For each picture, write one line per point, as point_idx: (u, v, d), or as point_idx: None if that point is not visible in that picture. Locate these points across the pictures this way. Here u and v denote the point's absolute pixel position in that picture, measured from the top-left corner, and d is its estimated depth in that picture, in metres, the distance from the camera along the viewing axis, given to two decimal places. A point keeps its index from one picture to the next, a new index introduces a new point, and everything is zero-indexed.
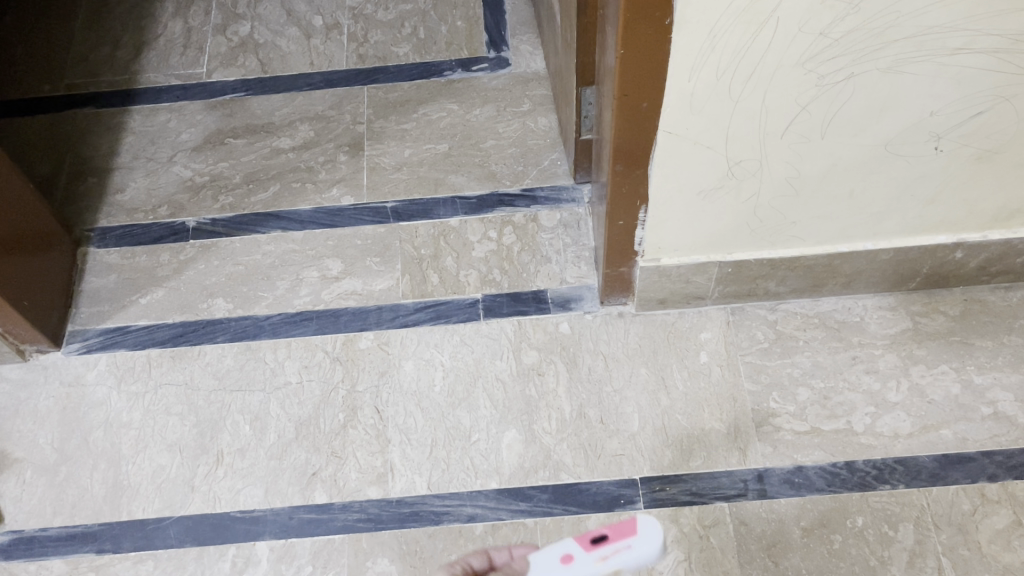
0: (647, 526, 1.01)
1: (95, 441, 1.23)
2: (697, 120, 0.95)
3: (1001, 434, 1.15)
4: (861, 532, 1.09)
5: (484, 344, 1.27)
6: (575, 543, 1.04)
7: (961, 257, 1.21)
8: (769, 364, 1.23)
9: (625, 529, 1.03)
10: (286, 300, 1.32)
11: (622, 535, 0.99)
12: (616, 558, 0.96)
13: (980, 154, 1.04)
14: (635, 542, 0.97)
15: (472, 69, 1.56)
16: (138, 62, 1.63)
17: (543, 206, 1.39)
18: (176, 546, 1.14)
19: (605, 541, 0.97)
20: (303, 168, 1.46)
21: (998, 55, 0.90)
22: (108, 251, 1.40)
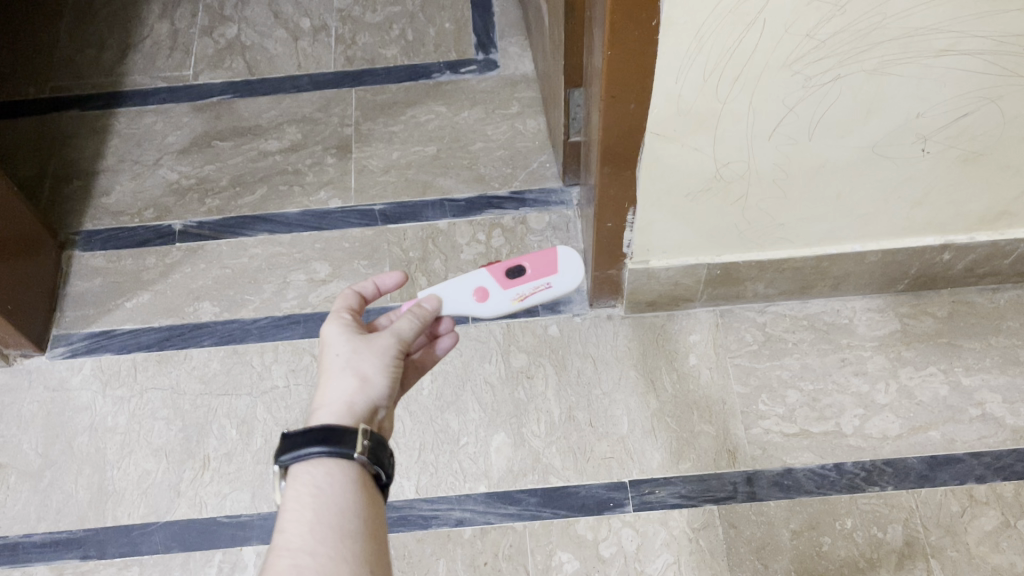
0: (565, 264, 0.94)
1: (79, 446, 1.21)
2: (685, 122, 0.95)
3: (989, 436, 1.15)
4: (851, 534, 1.09)
5: (473, 348, 1.27)
6: (493, 278, 0.93)
7: (948, 259, 1.21)
8: (758, 366, 1.23)
9: (546, 263, 0.94)
10: (273, 303, 1.31)
11: (539, 271, 0.94)
12: (533, 293, 0.94)
13: (967, 156, 1.04)
14: (551, 278, 0.93)
15: (460, 71, 1.56)
16: (124, 64, 1.62)
17: (532, 208, 1.39)
18: (162, 552, 1.13)
19: (519, 279, 0.93)
20: (291, 171, 1.45)
21: (984, 56, 0.90)
22: (94, 254, 1.38)
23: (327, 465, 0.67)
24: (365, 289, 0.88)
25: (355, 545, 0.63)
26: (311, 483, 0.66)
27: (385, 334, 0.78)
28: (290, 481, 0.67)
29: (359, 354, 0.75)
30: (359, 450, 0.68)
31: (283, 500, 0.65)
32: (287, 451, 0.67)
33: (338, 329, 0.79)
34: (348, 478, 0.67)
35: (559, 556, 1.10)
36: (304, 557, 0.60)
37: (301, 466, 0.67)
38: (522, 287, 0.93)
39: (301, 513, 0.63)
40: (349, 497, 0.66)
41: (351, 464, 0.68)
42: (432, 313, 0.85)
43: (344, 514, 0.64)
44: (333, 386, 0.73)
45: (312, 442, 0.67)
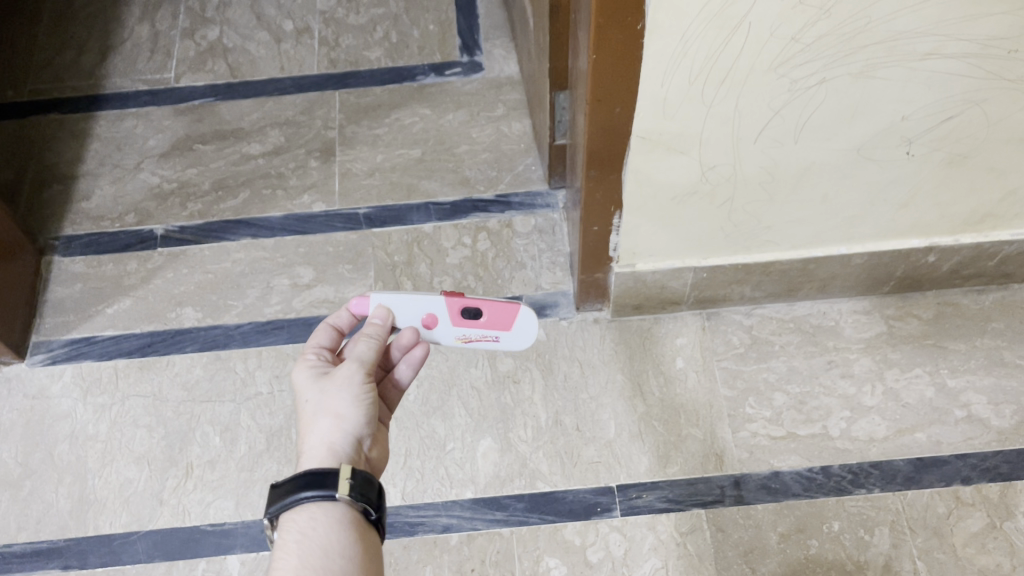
0: (522, 327, 0.89)
1: (60, 455, 1.19)
2: (671, 125, 0.95)
3: (975, 437, 1.15)
4: (838, 536, 1.09)
5: (459, 352, 1.26)
6: (447, 312, 0.87)
7: (934, 261, 1.21)
8: (744, 369, 1.23)
9: (503, 318, 0.88)
10: (256, 308, 1.30)
11: (493, 324, 0.89)
12: (479, 339, 0.90)
13: (951, 159, 1.04)
14: (501, 334, 0.90)
15: (445, 74, 1.55)
16: (104, 66, 1.60)
17: (517, 212, 1.38)
18: (145, 561, 1.11)
19: (471, 322, 0.88)
20: (274, 174, 1.44)
21: (968, 59, 0.90)
22: (74, 259, 1.36)
23: (312, 508, 0.68)
24: (341, 317, 0.86)
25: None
26: (297, 528, 0.67)
27: (349, 363, 0.78)
28: (279, 528, 0.68)
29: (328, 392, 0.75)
30: (342, 491, 0.68)
31: (273, 548, 0.67)
32: (273, 502, 0.69)
33: (306, 372, 0.80)
34: (333, 517, 0.67)
35: (546, 562, 1.09)
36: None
37: (288, 512, 0.68)
38: (469, 331, 0.88)
39: (288, 558, 0.64)
40: (335, 537, 0.66)
41: (337, 504, 0.68)
42: (385, 328, 0.83)
43: (331, 554, 0.65)
44: (312, 431, 0.74)
45: (295, 490, 0.68)
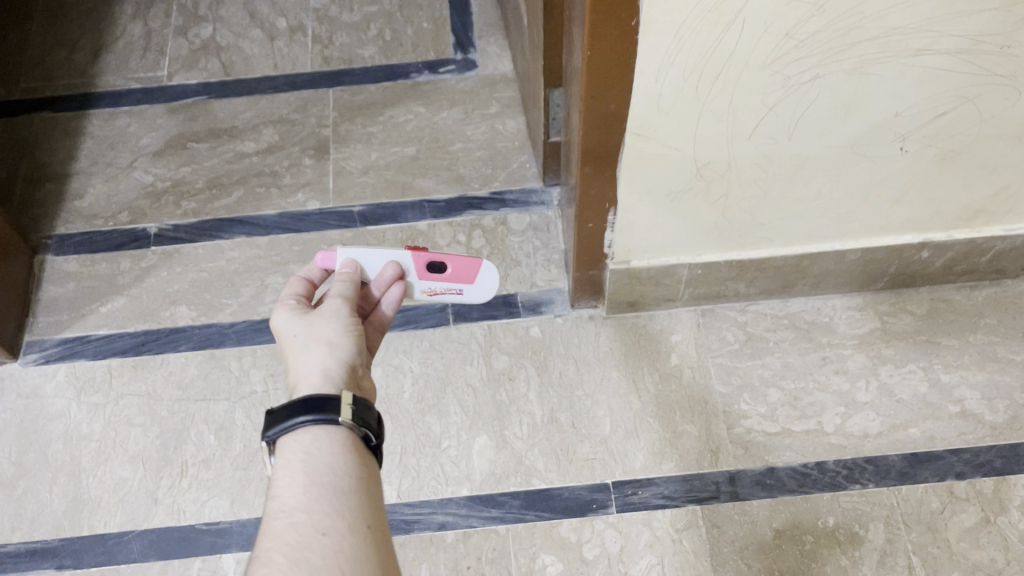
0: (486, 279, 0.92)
1: (54, 454, 1.19)
2: (665, 122, 0.95)
3: (968, 432, 1.16)
4: (833, 532, 1.09)
5: (454, 350, 1.26)
6: (411, 265, 0.88)
7: (927, 257, 1.22)
8: (739, 366, 1.23)
9: (467, 271, 0.91)
10: (251, 307, 1.30)
11: (456, 277, 0.91)
12: (445, 292, 0.92)
13: (943, 155, 1.05)
14: (466, 287, 0.92)
15: (439, 71, 1.55)
16: (97, 65, 1.60)
17: (512, 209, 1.38)
18: (140, 560, 1.11)
19: (436, 276, 0.90)
20: (268, 173, 1.43)
21: (960, 55, 0.90)
22: (67, 258, 1.36)
23: (314, 431, 0.68)
24: (313, 273, 0.87)
25: (350, 500, 0.63)
26: (299, 450, 0.66)
27: (332, 301, 0.79)
28: (278, 452, 0.68)
29: (316, 324, 0.76)
30: (344, 415, 0.68)
31: (274, 471, 0.66)
32: (272, 427, 0.68)
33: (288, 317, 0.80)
34: (335, 440, 0.68)
35: (542, 559, 1.09)
36: (299, 515, 0.61)
37: (289, 437, 0.68)
38: (434, 285, 0.90)
39: (292, 476, 0.64)
40: (339, 457, 0.66)
41: (338, 428, 0.69)
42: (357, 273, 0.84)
43: (336, 473, 0.65)
44: (303, 363, 0.74)
45: (294, 414, 0.68)
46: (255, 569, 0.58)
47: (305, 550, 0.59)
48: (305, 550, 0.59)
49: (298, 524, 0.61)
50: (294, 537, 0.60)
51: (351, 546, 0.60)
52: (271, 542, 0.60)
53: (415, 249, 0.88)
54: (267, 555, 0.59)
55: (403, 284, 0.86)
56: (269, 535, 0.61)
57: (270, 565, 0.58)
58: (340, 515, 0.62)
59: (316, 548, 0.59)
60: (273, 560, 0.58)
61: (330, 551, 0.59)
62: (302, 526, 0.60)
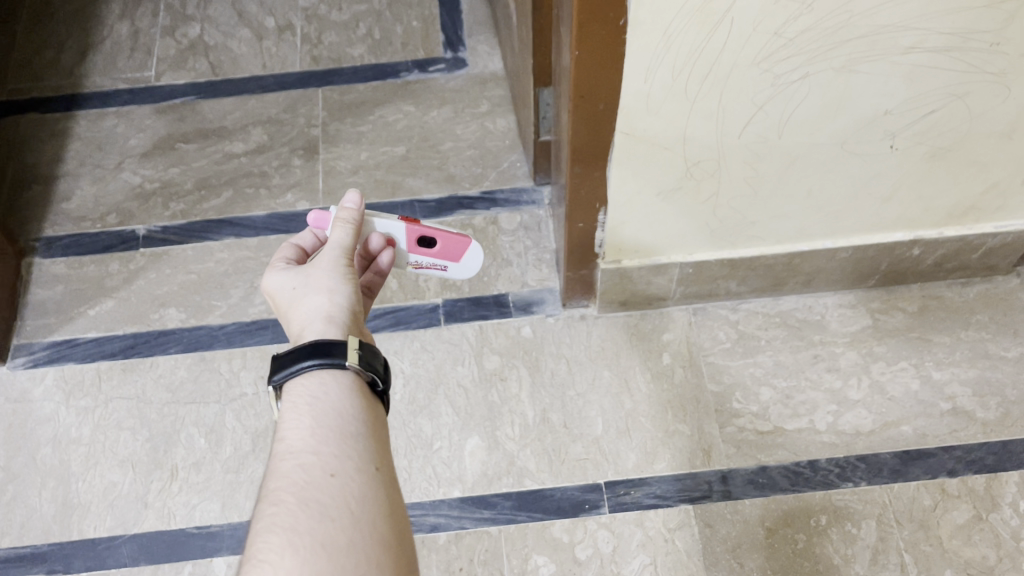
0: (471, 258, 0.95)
1: (42, 459, 1.18)
2: (654, 121, 0.94)
3: (960, 429, 1.16)
4: (825, 530, 1.09)
5: (445, 350, 1.25)
6: (403, 238, 0.90)
7: (918, 253, 1.22)
8: (731, 364, 1.23)
9: (453, 249, 0.93)
10: (240, 308, 1.29)
11: (443, 254, 0.93)
12: (429, 266, 0.95)
13: (933, 153, 1.04)
14: (450, 265, 0.95)
15: (429, 70, 1.54)
16: (83, 65, 1.58)
17: (503, 208, 1.37)
18: (130, 565, 1.10)
19: (424, 251, 0.92)
20: (257, 173, 1.43)
21: (948, 53, 0.90)
22: (55, 261, 1.35)
23: (320, 375, 0.67)
24: (305, 240, 0.88)
25: (358, 443, 0.63)
26: (306, 393, 0.66)
27: (327, 250, 0.78)
28: (284, 396, 0.67)
29: (313, 274, 0.76)
30: (351, 360, 0.68)
31: (280, 414, 0.66)
32: (277, 370, 0.68)
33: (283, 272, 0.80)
34: (342, 384, 0.67)
35: (534, 560, 1.09)
36: (308, 457, 0.61)
37: (295, 381, 0.68)
38: (421, 259, 0.93)
39: (299, 419, 0.63)
40: (346, 401, 0.66)
41: (345, 372, 0.68)
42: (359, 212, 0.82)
43: (343, 416, 0.64)
44: (305, 313, 0.74)
45: (300, 359, 0.67)
46: (262, 509, 0.58)
47: (313, 491, 0.58)
48: (313, 490, 0.58)
49: (306, 465, 0.60)
50: (302, 478, 0.59)
51: (360, 487, 0.59)
52: (279, 482, 0.59)
53: (408, 220, 0.89)
54: (274, 495, 0.58)
55: (393, 249, 0.89)
56: (277, 476, 0.60)
57: (278, 505, 0.57)
58: (349, 458, 0.61)
59: (325, 488, 0.58)
60: (281, 501, 0.58)
61: (339, 492, 0.58)
62: (310, 467, 0.60)
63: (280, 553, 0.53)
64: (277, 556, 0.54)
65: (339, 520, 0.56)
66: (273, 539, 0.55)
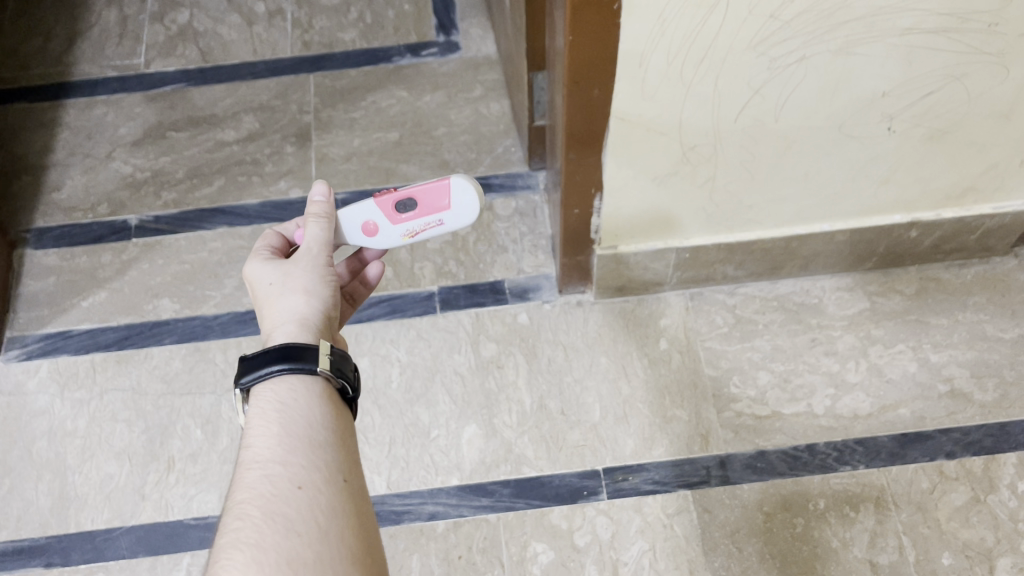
0: (458, 198, 0.84)
1: (38, 452, 1.17)
2: (649, 106, 0.93)
3: (958, 412, 1.15)
4: (824, 514, 1.09)
5: (442, 338, 1.25)
6: (378, 211, 0.85)
7: (916, 236, 1.21)
8: (729, 349, 1.23)
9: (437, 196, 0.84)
10: (235, 298, 1.28)
11: (429, 208, 0.85)
12: (427, 228, 0.86)
13: (932, 134, 1.03)
14: (444, 217, 0.84)
15: (421, 54, 1.52)
16: (71, 53, 1.56)
17: (498, 194, 1.37)
18: (128, 557, 1.09)
19: (410, 214, 0.85)
20: (249, 161, 1.41)
21: (946, 34, 0.89)
22: (47, 252, 1.33)
23: (290, 381, 0.68)
24: (289, 224, 0.86)
25: (327, 454, 0.63)
26: (275, 399, 0.66)
27: (307, 249, 0.79)
28: (253, 399, 0.67)
29: (293, 273, 0.76)
30: (322, 365, 0.68)
31: (247, 420, 0.66)
32: (245, 374, 0.68)
33: (264, 262, 0.79)
34: (313, 391, 0.68)
35: (533, 547, 1.09)
36: (275, 468, 0.61)
37: (263, 385, 0.68)
38: (411, 222, 0.85)
39: (268, 427, 0.64)
40: (315, 409, 0.66)
41: (315, 378, 0.68)
42: (329, 203, 0.80)
43: (312, 424, 0.65)
44: (279, 310, 0.74)
45: (269, 363, 0.68)
46: (228, 522, 0.58)
47: (281, 504, 0.58)
48: (280, 503, 0.58)
49: (272, 476, 0.60)
50: (268, 491, 0.59)
51: (328, 501, 0.59)
52: (244, 494, 0.59)
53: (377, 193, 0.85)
54: (240, 509, 0.58)
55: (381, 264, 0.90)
56: (244, 487, 0.60)
57: (244, 519, 0.57)
58: (317, 470, 0.61)
59: (291, 502, 0.58)
60: (246, 514, 0.58)
61: (306, 505, 0.58)
62: (276, 479, 0.60)
63: (244, 569, 0.53)
64: (240, 572, 0.53)
65: (306, 535, 0.56)
66: (237, 555, 0.55)
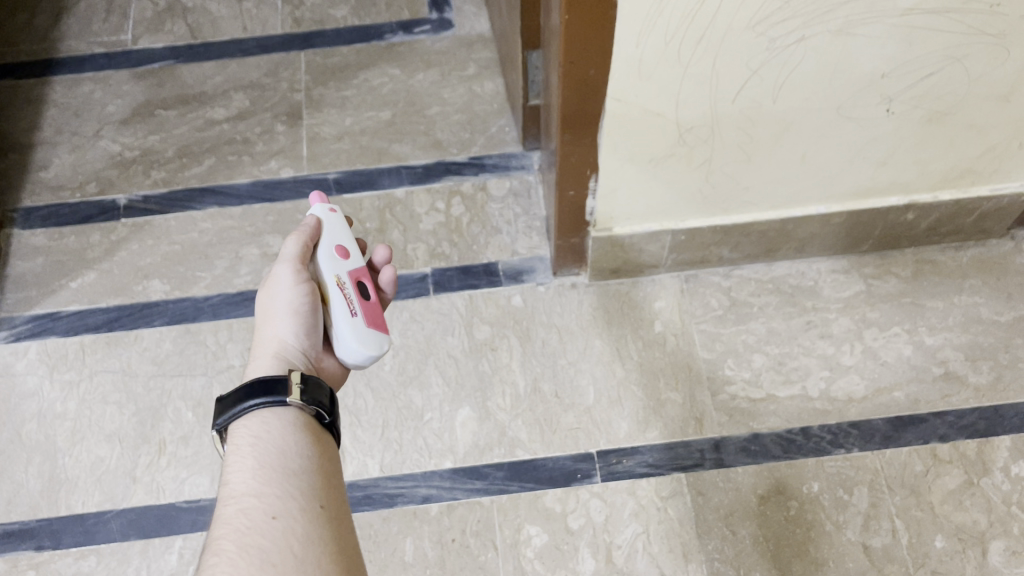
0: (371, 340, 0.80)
1: (28, 434, 1.16)
2: (646, 87, 0.92)
3: (952, 394, 1.15)
4: (817, 497, 1.09)
5: (435, 321, 1.23)
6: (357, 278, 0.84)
7: (912, 218, 1.20)
8: (723, 332, 1.22)
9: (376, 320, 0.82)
10: (225, 279, 1.26)
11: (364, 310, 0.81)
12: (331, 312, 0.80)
13: (932, 115, 1.02)
14: (363, 321, 0.80)
15: (414, 31, 1.50)
16: (58, 29, 1.54)
17: (492, 174, 1.35)
18: (119, 540, 1.08)
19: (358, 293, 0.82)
20: (240, 140, 1.39)
21: (948, 14, 0.87)
22: (34, 232, 1.31)
23: (264, 415, 0.68)
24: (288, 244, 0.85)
25: (304, 482, 0.63)
26: (249, 434, 0.67)
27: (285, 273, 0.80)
28: (228, 438, 0.68)
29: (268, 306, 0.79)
30: (293, 396, 0.69)
31: (223, 458, 0.66)
32: (221, 414, 0.69)
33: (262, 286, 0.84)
34: (286, 422, 0.68)
35: (527, 530, 1.08)
36: (249, 501, 0.60)
37: (238, 423, 0.69)
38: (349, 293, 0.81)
39: (242, 461, 0.64)
40: (290, 440, 0.66)
41: (288, 409, 0.69)
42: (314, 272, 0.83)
43: (286, 453, 0.65)
44: (259, 341, 0.78)
45: (242, 400, 0.69)
46: (204, 561, 0.57)
47: (256, 536, 0.57)
48: (256, 535, 0.57)
49: (247, 509, 0.60)
50: (243, 524, 0.58)
51: (305, 528, 0.59)
52: (219, 530, 0.59)
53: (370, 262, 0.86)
54: (216, 545, 0.58)
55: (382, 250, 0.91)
56: (219, 523, 0.60)
57: (219, 554, 0.56)
58: (293, 499, 0.61)
59: (267, 533, 0.57)
60: (222, 549, 0.57)
61: (281, 535, 0.57)
62: (251, 511, 0.59)
63: None
64: None
65: (282, 565, 0.55)
66: None
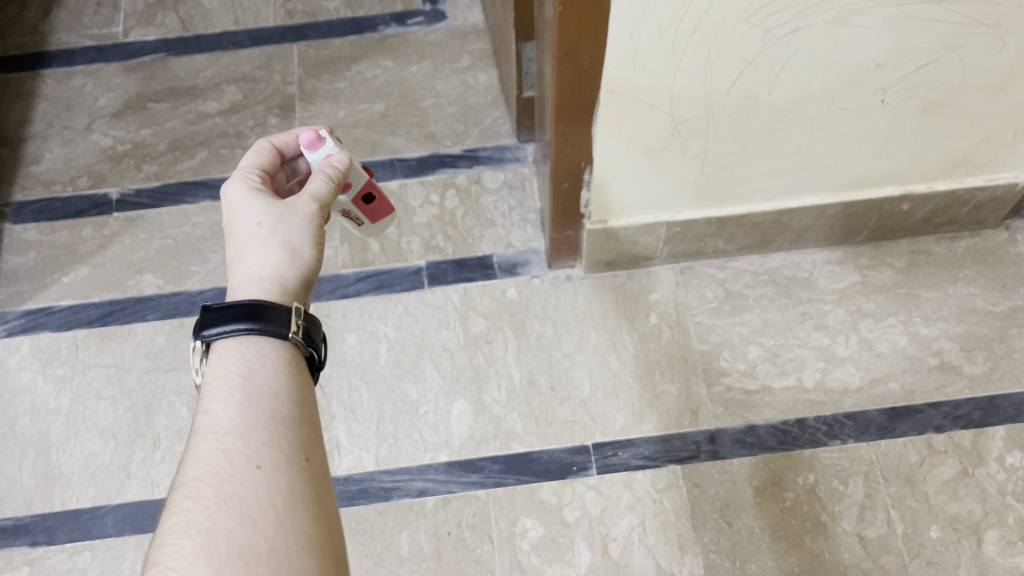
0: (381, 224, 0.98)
1: (21, 430, 1.15)
2: (640, 78, 0.91)
3: (947, 385, 1.15)
4: (813, 488, 1.09)
5: (430, 313, 1.23)
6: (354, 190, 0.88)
7: (908, 209, 1.20)
8: (719, 323, 1.22)
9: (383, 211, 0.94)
10: (219, 273, 1.26)
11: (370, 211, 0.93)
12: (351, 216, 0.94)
13: (927, 107, 1.02)
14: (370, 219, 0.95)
15: (407, 23, 1.49)
16: (48, 21, 1.52)
17: (486, 167, 1.35)
18: (114, 535, 1.08)
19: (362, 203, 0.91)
20: (232, 133, 1.38)
21: (941, 6, 0.87)
22: (26, 227, 1.31)
23: (256, 344, 0.65)
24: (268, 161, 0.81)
25: (290, 431, 0.61)
26: (237, 364, 0.64)
27: (304, 200, 0.75)
28: (213, 360, 0.65)
29: (281, 226, 0.73)
30: (293, 330, 0.67)
31: (206, 384, 0.63)
32: (208, 327, 0.65)
33: (252, 196, 0.75)
34: (278, 358, 0.65)
35: (523, 523, 1.08)
36: (232, 444, 0.59)
37: (226, 344, 0.65)
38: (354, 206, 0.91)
39: (228, 395, 0.61)
40: (280, 380, 0.64)
41: (283, 342, 0.67)
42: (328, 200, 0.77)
43: (274, 396, 0.63)
44: (258, 260, 0.71)
45: (236, 321, 0.65)
46: (178, 501, 0.56)
47: (236, 486, 0.56)
48: (235, 485, 0.56)
49: (229, 453, 0.58)
50: (223, 470, 0.57)
51: (286, 484, 0.58)
52: (198, 471, 0.57)
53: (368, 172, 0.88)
54: (193, 488, 0.56)
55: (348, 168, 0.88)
56: (197, 462, 0.58)
57: (195, 500, 0.55)
58: (278, 449, 0.60)
59: (247, 483, 0.56)
60: (199, 495, 0.56)
61: (262, 488, 0.56)
62: (233, 456, 0.58)
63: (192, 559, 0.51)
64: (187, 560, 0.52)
65: (259, 521, 0.54)
66: (185, 541, 0.53)
